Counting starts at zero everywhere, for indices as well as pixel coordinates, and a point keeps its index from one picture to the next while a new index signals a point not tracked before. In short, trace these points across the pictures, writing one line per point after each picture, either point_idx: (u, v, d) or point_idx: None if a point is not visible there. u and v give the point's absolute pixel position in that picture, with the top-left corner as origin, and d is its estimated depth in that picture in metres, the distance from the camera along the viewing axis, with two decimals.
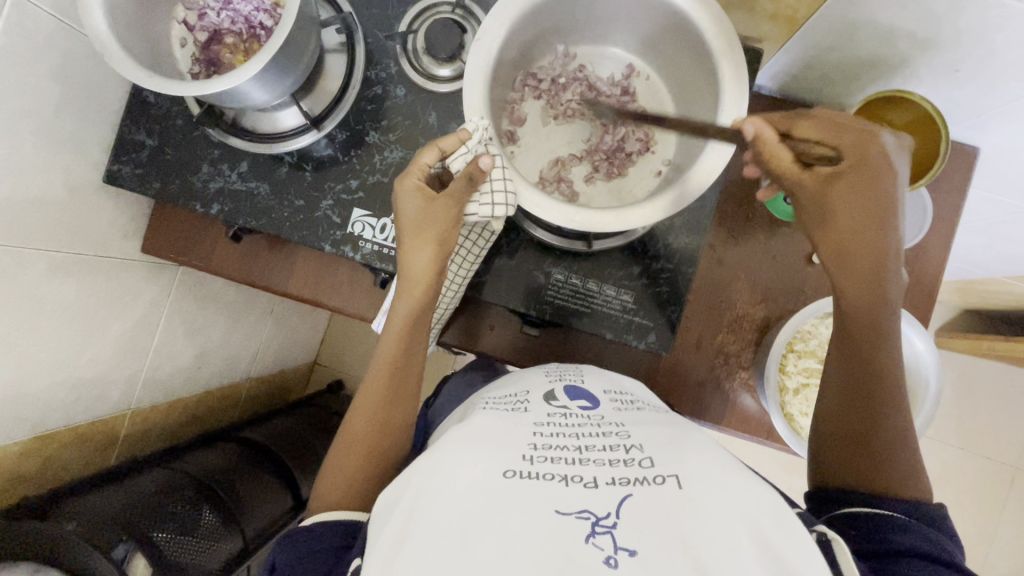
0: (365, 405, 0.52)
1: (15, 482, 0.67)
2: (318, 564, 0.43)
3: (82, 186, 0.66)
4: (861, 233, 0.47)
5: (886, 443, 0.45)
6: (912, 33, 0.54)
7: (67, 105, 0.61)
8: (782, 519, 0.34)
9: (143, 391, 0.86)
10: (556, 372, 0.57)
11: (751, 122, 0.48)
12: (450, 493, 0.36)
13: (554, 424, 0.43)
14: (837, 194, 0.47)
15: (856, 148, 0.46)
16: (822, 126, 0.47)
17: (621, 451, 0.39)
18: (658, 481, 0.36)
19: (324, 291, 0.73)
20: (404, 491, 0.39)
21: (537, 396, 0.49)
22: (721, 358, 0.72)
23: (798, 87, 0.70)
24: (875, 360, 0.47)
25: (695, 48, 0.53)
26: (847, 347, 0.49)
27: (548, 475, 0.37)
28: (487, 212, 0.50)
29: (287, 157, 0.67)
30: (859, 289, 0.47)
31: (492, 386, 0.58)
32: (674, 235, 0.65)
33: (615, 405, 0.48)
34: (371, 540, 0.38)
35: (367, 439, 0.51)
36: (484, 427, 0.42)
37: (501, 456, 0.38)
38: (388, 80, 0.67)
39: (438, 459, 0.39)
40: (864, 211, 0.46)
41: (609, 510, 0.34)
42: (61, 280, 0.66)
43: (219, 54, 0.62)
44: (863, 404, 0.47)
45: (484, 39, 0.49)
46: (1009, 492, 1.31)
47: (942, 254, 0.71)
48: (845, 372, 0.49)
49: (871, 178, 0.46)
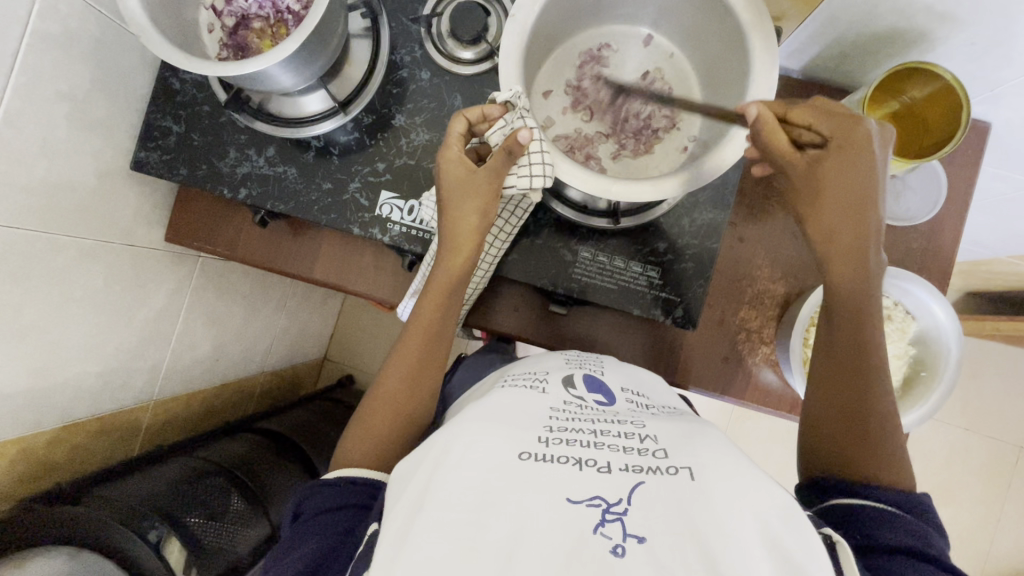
0: (396, 372, 0.53)
1: (46, 468, 0.68)
2: (341, 520, 0.44)
3: (110, 172, 0.67)
4: (846, 224, 0.50)
5: (879, 425, 0.49)
6: (930, 6, 0.56)
7: (98, 91, 0.62)
8: (791, 516, 0.34)
9: (165, 380, 0.86)
10: (575, 360, 0.56)
11: (754, 105, 0.50)
12: (465, 465, 0.36)
13: (570, 410, 0.43)
14: (828, 175, 0.49)
15: (843, 133, 0.49)
16: (815, 113, 0.50)
17: (635, 441, 0.39)
18: (671, 471, 0.36)
19: (348, 274, 0.74)
20: (419, 466, 0.39)
21: (554, 380, 0.48)
22: (742, 333, 0.73)
23: (815, 65, 0.72)
24: (858, 341, 0.50)
25: (723, 22, 0.55)
26: (833, 335, 0.52)
27: (563, 458, 0.37)
28: (525, 184, 0.51)
29: (313, 143, 0.68)
30: (845, 272, 0.50)
31: (512, 365, 0.57)
32: (698, 212, 0.66)
33: (631, 406, 0.46)
34: (387, 506, 0.39)
35: (397, 404, 0.52)
36: (502, 407, 0.42)
37: (517, 437, 0.38)
38: (412, 63, 0.68)
39: (455, 434, 0.39)
40: (851, 195, 0.49)
41: (620, 496, 0.34)
42: (90, 267, 0.66)
43: (247, 38, 0.63)
44: (849, 391, 0.50)
45: (518, 15, 0.51)
46: (1015, 471, 1.33)
47: (957, 228, 0.72)
48: (834, 356, 0.52)
49: (854, 161, 0.49)
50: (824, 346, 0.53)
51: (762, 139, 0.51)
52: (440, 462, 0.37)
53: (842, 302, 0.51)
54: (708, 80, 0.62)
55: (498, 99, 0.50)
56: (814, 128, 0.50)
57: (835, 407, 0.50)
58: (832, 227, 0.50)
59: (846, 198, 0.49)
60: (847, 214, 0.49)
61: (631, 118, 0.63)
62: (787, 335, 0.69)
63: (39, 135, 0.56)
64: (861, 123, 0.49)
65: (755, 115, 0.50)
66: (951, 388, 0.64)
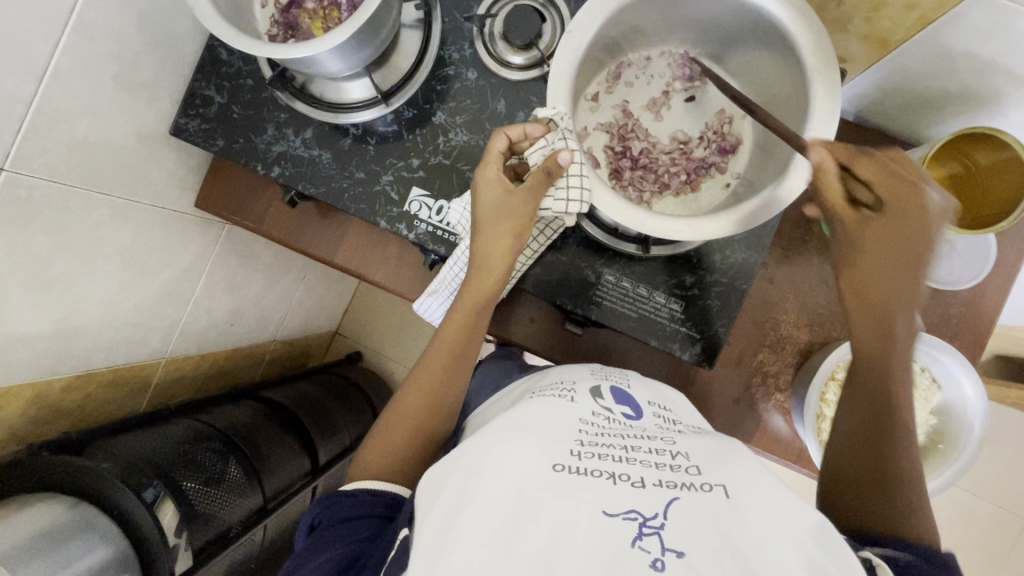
0: (420, 383, 0.53)
1: (57, 414, 0.69)
2: (362, 529, 0.43)
3: (150, 135, 0.68)
4: (887, 284, 0.47)
5: (906, 480, 0.44)
6: (1009, 69, 0.53)
7: (146, 54, 0.63)
8: (825, 541, 0.33)
9: (179, 341, 0.87)
10: (600, 371, 0.55)
11: (818, 150, 0.47)
12: (497, 475, 0.36)
13: (598, 424, 0.42)
14: (871, 235, 0.48)
15: (905, 198, 0.47)
16: (879, 170, 0.48)
17: (667, 456, 0.38)
18: (705, 488, 0.35)
19: (369, 264, 0.74)
20: (452, 471, 0.38)
21: (581, 390, 0.47)
22: (758, 376, 0.71)
23: (875, 113, 0.69)
24: (884, 395, 0.47)
25: (785, 59, 0.53)
26: (863, 389, 0.49)
27: (596, 472, 0.36)
28: (561, 208, 0.51)
29: (351, 130, 0.67)
30: (874, 321, 0.48)
31: (536, 376, 0.56)
32: (731, 250, 0.65)
33: (658, 422, 0.45)
34: (419, 516, 0.38)
35: (415, 418, 0.51)
36: (532, 418, 0.41)
37: (547, 449, 0.37)
38: (460, 62, 0.66)
39: (487, 444, 0.38)
40: (897, 259, 0.47)
41: (657, 511, 0.33)
42: (121, 225, 0.67)
43: (299, 18, 0.62)
44: (875, 449, 0.46)
45: (575, 32, 0.50)
46: (1016, 542, 1.29)
47: (999, 299, 0.69)
48: (858, 414, 0.49)
49: (910, 227, 0.46)
50: (848, 393, 0.50)
51: (817, 185, 0.49)
52: (473, 472, 0.37)
53: (864, 356, 0.49)
54: (765, 118, 0.60)
55: (541, 115, 0.50)
56: (871, 185, 0.48)
57: (858, 459, 0.47)
58: (877, 291, 0.48)
59: (890, 263, 0.47)
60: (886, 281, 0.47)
61: (681, 160, 0.62)
62: (803, 386, 0.67)
63: (86, 93, 0.57)
64: (924, 189, 0.47)
65: (816, 162, 0.48)
66: (968, 466, 0.61)
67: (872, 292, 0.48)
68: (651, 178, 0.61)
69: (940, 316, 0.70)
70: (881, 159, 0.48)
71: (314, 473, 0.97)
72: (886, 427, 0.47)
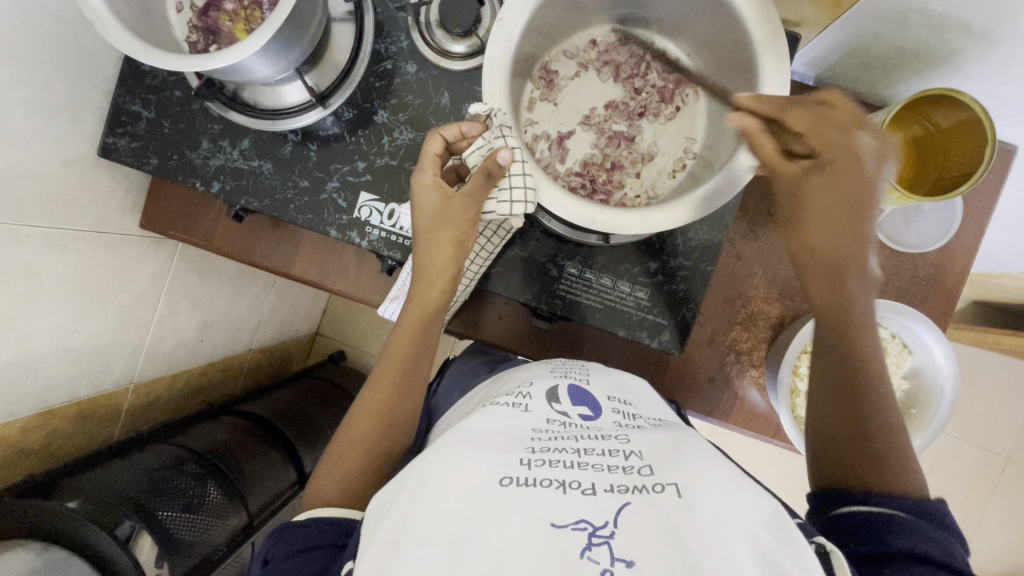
0: (371, 400, 0.51)
1: (19, 456, 0.67)
2: (311, 563, 0.42)
3: (77, 159, 0.64)
4: (829, 234, 0.45)
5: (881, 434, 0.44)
6: (965, 23, 0.51)
7: (58, 73, 0.58)
8: (779, 531, 0.33)
9: (145, 364, 0.85)
10: (561, 368, 0.54)
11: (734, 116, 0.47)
12: (443, 499, 0.35)
13: (553, 430, 0.41)
14: (813, 189, 0.45)
15: (838, 146, 0.45)
16: (810, 118, 0.45)
17: (620, 457, 0.37)
18: (657, 489, 0.34)
19: (327, 273, 0.71)
20: (398, 495, 0.37)
21: (537, 392, 0.46)
22: (732, 354, 0.70)
23: (835, 72, 0.66)
24: (850, 356, 0.46)
25: (732, 30, 0.51)
26: (831, 345, 0.47)
27: (546, 481, 0.35)
28: (505, 210, 0.48)
29: (291, 135, 0.64)
30: (828, 278, 0.46)
31: (494, 379, 0.55)
32: (695, 230, 0.63)
33: (616, 420, 0.44)
34: (364, 544, 0.37)
35: (370, 439, 0.50)
36: (485, 429, 0.40)
37: (496, 461, 0.36)
38: (398, 55, 0.63)
39: (432, 462, 0.37)
40: (843, 204, 0.45)
41: (606, 519, 0.33)
42: (60, 255, 0.64)
43: (218, 21, 0.59)
44: (846, 397, 0.46)
45: (507, 19, 0.47)
46: (999, 479, 1.32)
47: (967, 257, 0.68)
48: (826, 389, 0.47)
49: (848, 174, 0.44)
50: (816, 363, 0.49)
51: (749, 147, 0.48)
52: (417, 494, 0.36)
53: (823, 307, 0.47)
54: (715, 92, 0.58)
55: (474, 113, 0.47)
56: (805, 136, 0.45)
57: (834, 411, 0.46)
58: (823, 238, 0.46)
59: (836, 213, 0.45)
60: (835, 231, 0.45)
61: (624, 152, 0.60)
62: (777, 361, 0.67)
63: None
64: (856, 136, 0.45)
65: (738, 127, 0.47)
66: (940, 431, 0.62)
67: (823, 248, 0.46)
68: (602, 174, 0.59)
69: (910, 278, 0.69)
70: (812, 105, 0.46)
71: (302, 483, 0.96)
72: (855, 394, 0.45)
